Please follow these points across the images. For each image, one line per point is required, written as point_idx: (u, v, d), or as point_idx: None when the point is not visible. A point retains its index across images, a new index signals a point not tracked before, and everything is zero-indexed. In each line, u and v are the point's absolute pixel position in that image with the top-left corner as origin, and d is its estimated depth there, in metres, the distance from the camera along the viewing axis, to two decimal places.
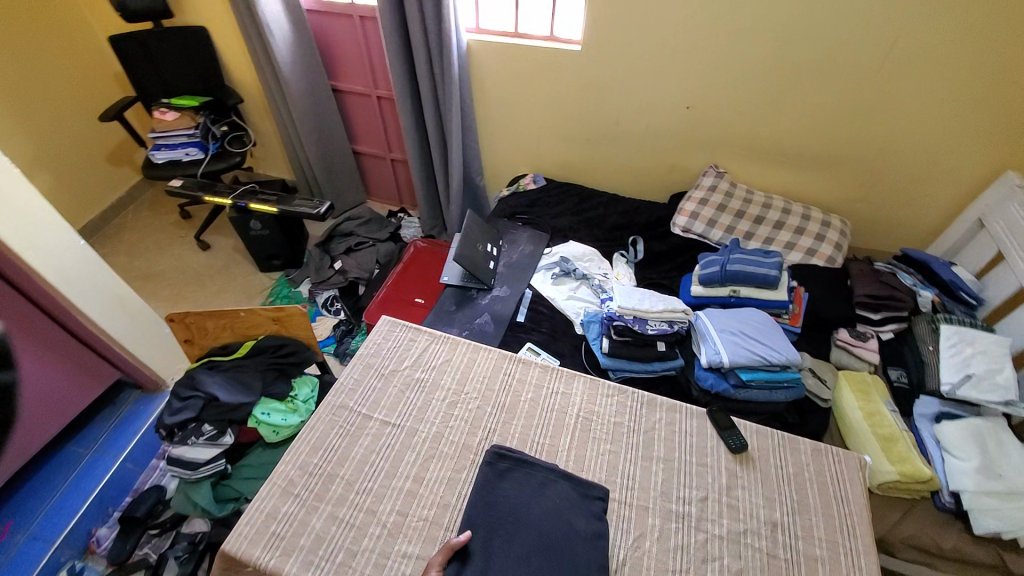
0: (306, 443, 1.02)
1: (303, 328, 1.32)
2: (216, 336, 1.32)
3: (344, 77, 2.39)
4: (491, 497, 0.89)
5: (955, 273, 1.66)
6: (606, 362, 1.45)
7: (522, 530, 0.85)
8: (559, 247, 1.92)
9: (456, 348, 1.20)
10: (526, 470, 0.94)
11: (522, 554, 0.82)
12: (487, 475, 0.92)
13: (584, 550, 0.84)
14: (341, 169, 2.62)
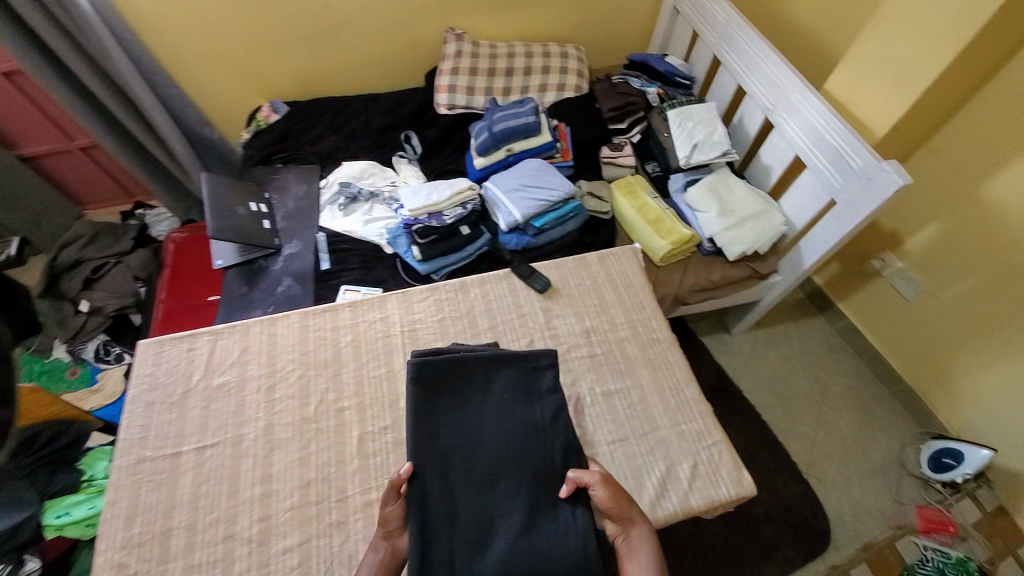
0: (118, 520, 0.85)
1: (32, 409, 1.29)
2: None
3: None
4: (433, 409, 0.84)
5: (669, 63, 1.93)
6: (424, 268, 1.44)
7: (478, 447, 0.84)
8: (333, 174, 1.72)
9: (247, 332, 1.05)
10: (460, 378, 0.88)
11: (485, 476, 0.82)
12: (426, 402, 0.85)
13: (544, 428, 0.88)
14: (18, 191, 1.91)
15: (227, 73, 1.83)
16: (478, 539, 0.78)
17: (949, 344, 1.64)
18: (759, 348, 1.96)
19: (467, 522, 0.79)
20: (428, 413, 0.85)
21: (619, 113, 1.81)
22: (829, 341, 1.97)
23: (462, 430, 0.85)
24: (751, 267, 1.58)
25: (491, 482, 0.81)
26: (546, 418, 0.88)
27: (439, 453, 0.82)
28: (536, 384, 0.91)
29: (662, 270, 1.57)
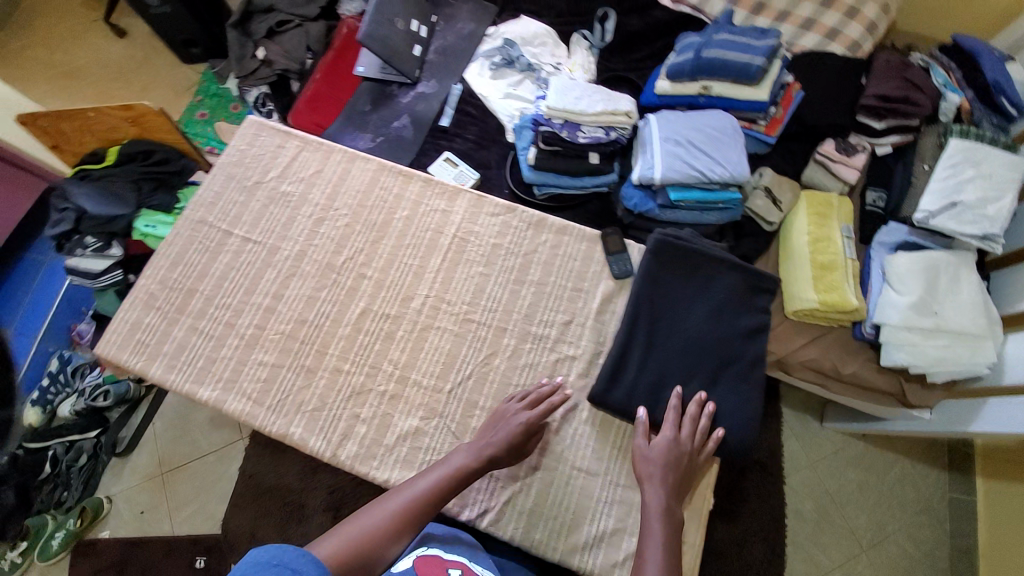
0: (165, 259, 0.98)
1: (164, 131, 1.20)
2: (83, 143, 1.24)
3: None
4: (657, 280, 0.87)
5: (1005, 70, 1.27)
6: (530, 177, 1.26)
7: (684, 329, 0.85)
8: (506, 26, 1.49)
9: (329, 157, 1.04)
10: (689, 268, 0.88)
11: (681, 347, 0.84)
12: (656, 277, 0.87)
13: (741, 343, 0.85)
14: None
15: None
16: (656, 390, 0.82)
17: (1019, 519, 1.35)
18: (839, 458, 1.56)
19: (654, 369, 0.83)
20: (651, 279, 0.87)
21: (883, 106, 1.27)
22: (927, 498, 1.52)
23: (670, 307, 0.87)
24: (900, 383, 1.18)
25: (685, 353, 0.84)
26: (753, 329, 0.86)
27: (651, 317, 0.86)
28: (755, 298, 0.88)
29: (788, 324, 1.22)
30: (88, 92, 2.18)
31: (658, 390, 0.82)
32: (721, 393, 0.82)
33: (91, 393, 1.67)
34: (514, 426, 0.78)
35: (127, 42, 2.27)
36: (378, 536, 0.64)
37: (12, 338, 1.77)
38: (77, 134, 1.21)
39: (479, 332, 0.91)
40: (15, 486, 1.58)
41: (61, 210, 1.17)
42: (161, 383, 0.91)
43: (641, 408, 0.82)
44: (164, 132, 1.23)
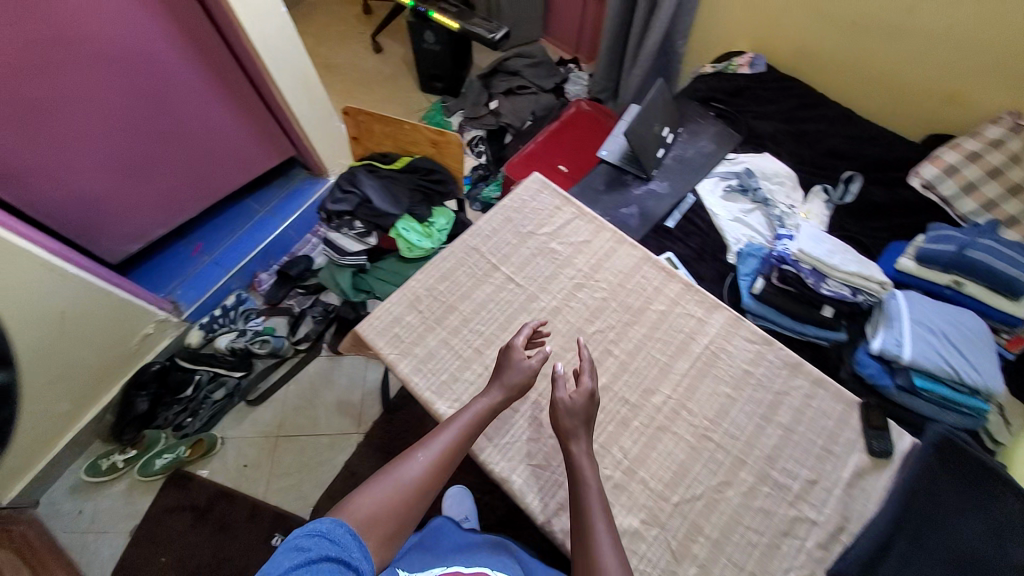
0: (437, 270, 1.09)
1: (456, 159, 1.33)
2: (380, 144, 1.41)
3: None
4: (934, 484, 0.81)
5: None
6: (751, 304, 1.27)
7: (942, 538, 0.75)
8: (748, 156, 1.57)
9: (599, 232, 1.13)
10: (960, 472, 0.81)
11: (925, 549, 0.75)
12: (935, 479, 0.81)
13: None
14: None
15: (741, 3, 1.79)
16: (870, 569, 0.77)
17: None
18: None
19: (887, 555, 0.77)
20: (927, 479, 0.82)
21: None
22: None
23: (940, 514, 0.78)
24: None
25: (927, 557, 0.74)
26: None
27: (908, 510, 0.81)
28: None
29: None
30: (336, 85, 2.53)
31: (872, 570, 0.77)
32: None
33: (250, 337, 1.80)
34: (513, 380, 0.89)
35: (381, 57, 2.62)
36: (409, 492, 0.77)
37: (205, 265, 1.88)
38: (383, 136, 1.37)
39: (716, 456, 0.88)
40: (151, 395, 1.69)
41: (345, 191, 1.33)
42: (405, 382, 0.98)
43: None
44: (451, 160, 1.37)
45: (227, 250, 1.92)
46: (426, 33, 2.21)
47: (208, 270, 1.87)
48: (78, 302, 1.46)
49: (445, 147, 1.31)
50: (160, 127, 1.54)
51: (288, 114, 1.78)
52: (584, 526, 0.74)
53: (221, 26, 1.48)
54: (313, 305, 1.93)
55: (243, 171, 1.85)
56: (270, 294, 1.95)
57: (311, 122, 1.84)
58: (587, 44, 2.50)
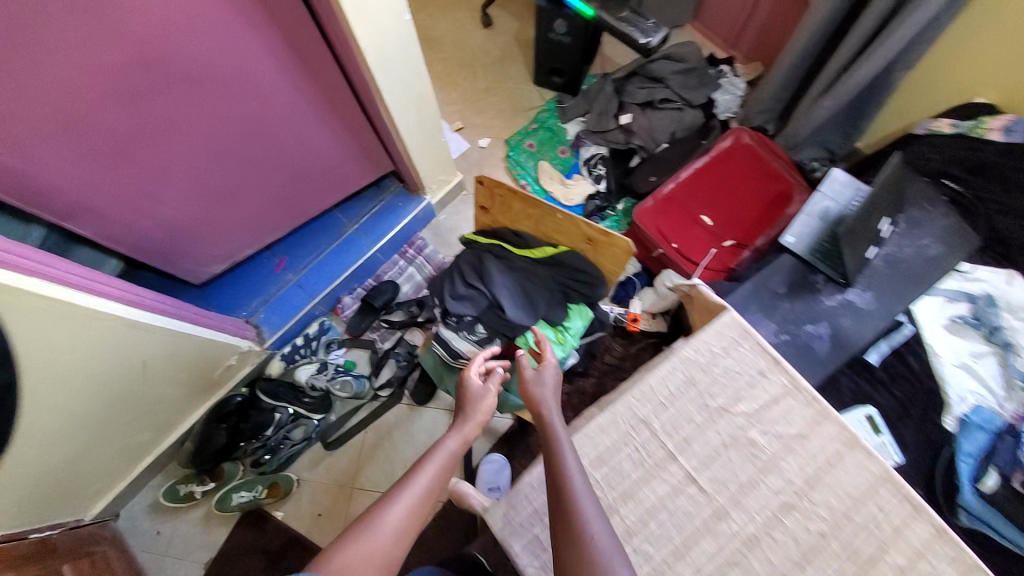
0: (593, 448, 0.86)
1: (616, 263, 1.06)
2: (514, 222, 1.15)
3: None
4: None
5: None
6: (970, 500, 1.04)
7: None
8: (993, 275, 1.21)
9: (815, 425, 0.85)
10: None
11: None
12: None
13: None
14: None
15: (1019, 38, 1.25)
16: None
17: None
18: None
19: None
20: None
21: None
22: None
23: None
24: None
25: None
26: None
27: None
28: None
29: None
30: (432, 64, 2.16)
31: None
32: None
33: (331, 374, 1.66)
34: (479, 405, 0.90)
35: (488, 33, 2.20)
36: (390, 541, 0.69)
37: (288, 285, 1.68)
38: (521, 216, 1.12)
39: None
40: (230, 429, 1.55)
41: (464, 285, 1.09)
42: None
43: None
44: (604, 261, 1.11)
45: (310, 271, 1.71)
46: (557, 21, 1.77)
47: (290, 292, 1.68)
48: (161, 353, 1.30)
49: (604, 249, 1.05)
50: (250, 151, 1.29)
51: (393, 133, 1.48)
52: (568, 493, 0.71)
53: (331, 36, 1.15)
54: (397, 346, 1.73)
55: (332, 188, 1.59)
56: (352, 325, 1.75)
57: (416, 140, 1.54)
58: (749, 41, 1.97)
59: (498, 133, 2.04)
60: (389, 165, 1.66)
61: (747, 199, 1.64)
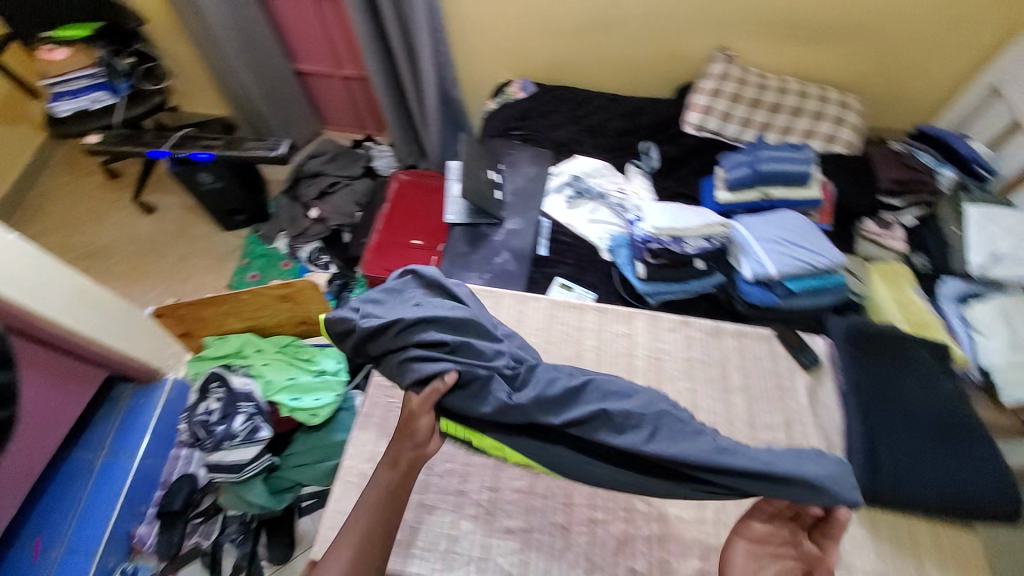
0: (364, 437, 0.94)
1: (317, 302, 1.19)
2: (221, 327, 1.25)
3: (305, 58, 2.26)
4: (852, 376, 0.93)
5: (972, 148, 1.59)
6: (642, 288, 1.37)
7: (929, 402, 0.89)
8: (566, 164, 1.74)
9: (498, 303, 1.11)
10: (894, 356, 0.93)
11: (905, 427, 0.87)
12: (858, 384, 0.91)
13: (921, 407, 0.88)
14: (288, 96, 2.30)
15: (488, 42, 1.96)
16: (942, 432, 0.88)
17: None
18: None
19: (911, 455, 0.85)
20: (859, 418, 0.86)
21: (900, 187, 1.52)
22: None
23: (890, 391, 0.90)
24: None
25: (910, 437, 0.86)
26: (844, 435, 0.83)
27: (881, 397, 0.89)
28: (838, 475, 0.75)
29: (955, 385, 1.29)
30: (114, 268, 2.10)
31: (903, 480, 0.83)
32: (938, 471, 0.83)
33: None
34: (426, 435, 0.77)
35: (155, 216, 2.25)
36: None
37: (58, 563, 1.32)
38: (217, 318, 1.22)
39: None
40: None
41: (213, 395, 1.09)
42: None
43: (912, 494, 0.82)
44: (311, 304, 1.22)
45: (78, 529, 1.37)
46: (199, 175, 1.95)
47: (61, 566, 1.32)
48: None
49: (301, 297, 1.16)
50: None
51: (81, 339, 1.38)
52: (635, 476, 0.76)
53: None
54: (223, 530, 1.50)
55: (40, 429, 1.34)
56: (162, 549, 1.47)
57: (111, 331, 1.46)
58: (370, 118, 2.46)
59: (214, 286, 2.08)
60: (103, 373, 1.54)
61: (429, 212, 1.99)
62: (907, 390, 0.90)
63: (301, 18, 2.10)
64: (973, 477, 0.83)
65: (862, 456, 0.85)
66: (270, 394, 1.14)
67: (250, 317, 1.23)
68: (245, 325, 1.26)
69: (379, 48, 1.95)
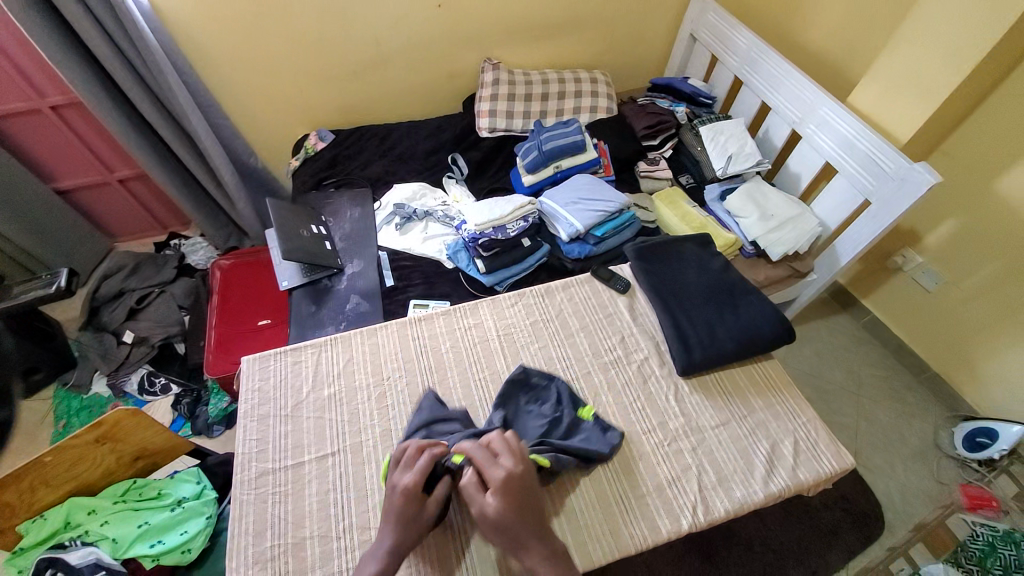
0: (247, 533, 0.89)
1: (139, 425, 1.11)
2: (30, 507, 1.06)
3: (60, 174, 1.96)
4: (651, 279, 1.16)
5: (692, 84, 1.98)
6: (488, 280, 1.50)
7: (703, 279, 1.16)
8: (388, 196, 1.77)
9: (348, 345, 1.12)
10: (668, 256, 1.20)
11: (694, 305, 1.12)
12: (656, 284, 1.15)
13: (697, 283, 1.16)
14: (51, 222, 1.95)
15: (268, 107, 1.89)
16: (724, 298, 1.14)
17: (933, 316, 1.74)
18: (793, 347, 1.95)
19: (702, 321, 1.09)
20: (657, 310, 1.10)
21: (653, 130, 1.86)
22: (851, 334, 1.97)
23: (674, 281, 1.16)
24: (791, 267, 1.63)
25: (699, 308, 1.11)
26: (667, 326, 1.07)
27: (671, 290, 1.14)
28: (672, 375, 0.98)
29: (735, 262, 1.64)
30: None
31: (708, 343, 1.06)
32: (727, 324, 1.09)
33: None
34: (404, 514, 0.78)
35: None
36: None
37: None
38: (22, 497, 1.03)
39: (576, 387, 1.04)
40: None
41: None
42: None
43: (716, 348, 1.05)
44: (134, 434, 1.13)
45: None
46: None
47: None
48: None
49: (119, 430, 1.08)
50: None
51: None
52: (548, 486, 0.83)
53: None
54: None
55: None
56: None
57: None
58: (169, 215, 2.23)
59: None
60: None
61: (267, 288, 1.89)
62: (686, 277, 1.17)
63: (36, 132, 1.81)
64: (752, 319, 1.09)
65: (678, 340, 1.06)
66: (124, 552, 1.04)
67: (66, 479, 1.08)
68: (62, 491, 1.09)
69: (147, 142, 1.76)
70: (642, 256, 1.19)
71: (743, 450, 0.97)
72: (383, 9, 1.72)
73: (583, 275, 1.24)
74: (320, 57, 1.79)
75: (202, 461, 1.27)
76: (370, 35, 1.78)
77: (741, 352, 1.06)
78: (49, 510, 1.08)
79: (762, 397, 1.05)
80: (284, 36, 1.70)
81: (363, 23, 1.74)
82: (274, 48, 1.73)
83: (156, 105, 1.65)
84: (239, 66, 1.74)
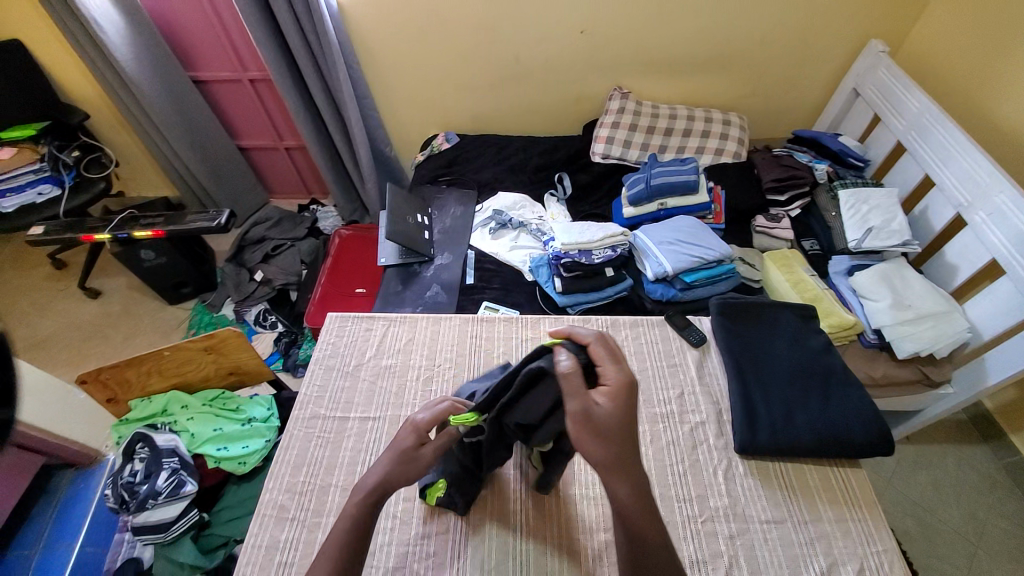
0: (286, 464, 0.98)
1: (238, 349, 1.29)
2: (144, 387, 1.31)
3: (246, 134, 2.40)
4: (731, 340, 1.06)
5: (842, 142, 1.77)
6: (561, 300, 1.48)
7: (793, 355, 1.03)
8: (490, 201, 1.86)
9: (414, 325, 1.20)
10: (757, 319, 1.09)
11: (774, 380, 1.00)
12: (734, 346, 1.05)
13: (785, 356, 1.03)
14: (229, 171, 2.39)
15: (411, 105, 2.12)
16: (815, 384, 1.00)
17: None
18: (903, 466, 1.61)
19: (779, 399, 0.97)
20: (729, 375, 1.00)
21: (780, 185, 1.69)
22: (987, 472, 1.58)
23: (758, 349, 1.05)
24: (920, 370, 1.36)
25: (778, 385, 0.99)
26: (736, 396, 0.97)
27: (750, 358, 1.03)
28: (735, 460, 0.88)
29: (847, 348, 1.41)
30: (57, 356, 2.09)
31: (782, 427, 0.93)
32: (810, 411, 0.95)
33: None
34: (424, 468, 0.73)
35: (102, 301, 2.30)
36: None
37: None
38: (141, 378, 1.28)
39: None
40: None
41: (138, 456, 1.17)
42: None
43: (787, 435, 0.92)
44: (233, 354, 1.32)
45: None
46: (141, 252, 2.05)
47: None
48: None
49: (223, 347, 1.26)
50: None
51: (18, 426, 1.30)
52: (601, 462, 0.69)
53: None
54: None
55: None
56: None
57: (49, 416, 1.39)
58: (314, 183, 2.60)
59: None
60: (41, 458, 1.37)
61: (370, 262, 2.10)
62: (773, 347, 1.05)
63: (238, 97, 2.24)
64: (841, 413, 0.95)
65: (743, 414, 0.95)
66: (197, 447, 1.24)
67: (174, 374, 1.31)
68: (169, 384, 1.33)
69: (310, 118, 2.07)
70: (726, 310, 1.10)
71: (794, 560, 0.82)
72: (529, 30, 1.83)
73: (659, 319, 1.17)
74: (464, 66, 1.96)
75: (277, 393, 1.45)
76: (513, 53, 1.90)
77: (819, 448, 0.91)
78: (156, 395, 1.33)
79: (833, 507, 0.88)
80: (438, 45, 1.90)
81: (508, 40, 1.86)
82: (428, 55, 1.93)
83: (323, 89, 1.94)
84: (396, 65, 1.98)
